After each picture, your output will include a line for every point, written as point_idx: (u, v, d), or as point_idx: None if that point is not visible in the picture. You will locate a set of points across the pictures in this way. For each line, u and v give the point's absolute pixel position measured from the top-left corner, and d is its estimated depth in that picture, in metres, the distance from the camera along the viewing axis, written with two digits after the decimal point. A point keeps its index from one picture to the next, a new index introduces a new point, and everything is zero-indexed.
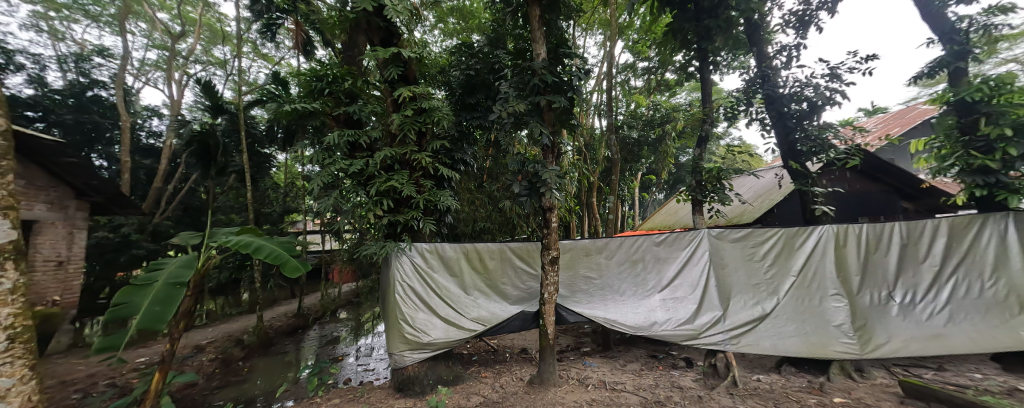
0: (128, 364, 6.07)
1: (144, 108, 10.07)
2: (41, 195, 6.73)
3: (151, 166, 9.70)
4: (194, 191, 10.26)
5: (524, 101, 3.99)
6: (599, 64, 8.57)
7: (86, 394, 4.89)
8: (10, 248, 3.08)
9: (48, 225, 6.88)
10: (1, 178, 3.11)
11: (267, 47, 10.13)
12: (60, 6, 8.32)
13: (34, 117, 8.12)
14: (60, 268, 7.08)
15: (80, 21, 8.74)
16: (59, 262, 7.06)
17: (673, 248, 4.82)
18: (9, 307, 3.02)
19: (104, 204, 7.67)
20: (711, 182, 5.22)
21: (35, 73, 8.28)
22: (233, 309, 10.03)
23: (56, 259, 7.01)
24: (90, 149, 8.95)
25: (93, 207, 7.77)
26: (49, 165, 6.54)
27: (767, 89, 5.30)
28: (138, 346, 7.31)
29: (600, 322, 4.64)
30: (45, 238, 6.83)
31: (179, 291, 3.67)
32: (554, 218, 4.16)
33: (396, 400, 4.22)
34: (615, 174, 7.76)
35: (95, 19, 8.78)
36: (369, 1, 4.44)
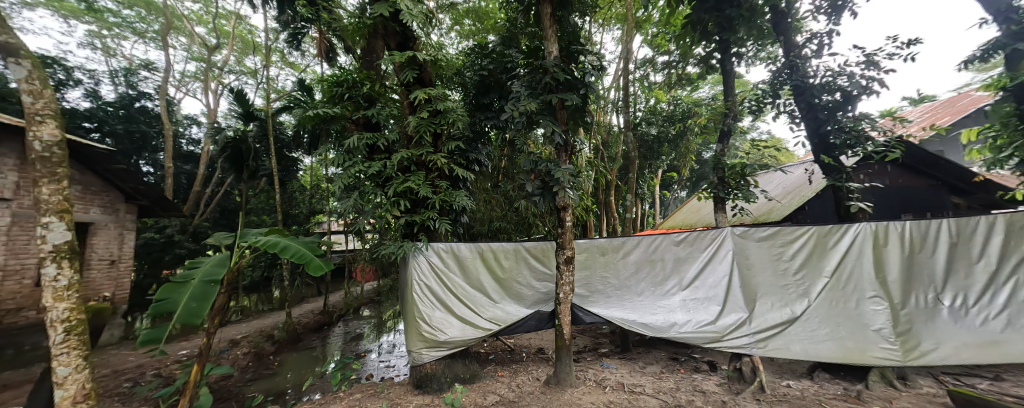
0: (170, 357, 6.48)
1: (184, 116, 10.80)
2: (95, 199, 7.28)
3: (191, 171, 10.36)
4: (229, 194, 10.86)
5: (536, 100, 4.01)
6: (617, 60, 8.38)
7: (135, 383, 5.27)
8: (66, 248, 3.38)
9: (102, 227, 7.46)
10: (56, 184, 3.42)
11: (293, 55, 10.60)
12: (112, 25, 9.02)
13: (89, 128, 8.79)
14: (113, 266, 7.66)
15: (128, 37, 9.41)
16: (112, 261, 7.63)
17: (694, 248, 4.69)
18: (66, 303, 3.32)
19: (150, 207, 8.25)
20: (734, 179, 5.03)
21: (91, 87, 9.00)
22: (265, 306, 10.55)
23: (110, 258, 7.59)
24: (138, 157, 9.70)
25: (140, 209, 8.34)
26: (103, 170, 7.08)
27: (796, 80, 5.04)
28: (180, 340, 7.81)
29: (617, 323, 4.56)
30: (100, 238, 7.40)
31: (214, 288, 3.90)
32: (569, 217, 4.13)
33: (414, 396, 4.30)
34: (634, 173, 7.55)
35: (141, 35, 9.45)
36: (385, 6, 4.55)
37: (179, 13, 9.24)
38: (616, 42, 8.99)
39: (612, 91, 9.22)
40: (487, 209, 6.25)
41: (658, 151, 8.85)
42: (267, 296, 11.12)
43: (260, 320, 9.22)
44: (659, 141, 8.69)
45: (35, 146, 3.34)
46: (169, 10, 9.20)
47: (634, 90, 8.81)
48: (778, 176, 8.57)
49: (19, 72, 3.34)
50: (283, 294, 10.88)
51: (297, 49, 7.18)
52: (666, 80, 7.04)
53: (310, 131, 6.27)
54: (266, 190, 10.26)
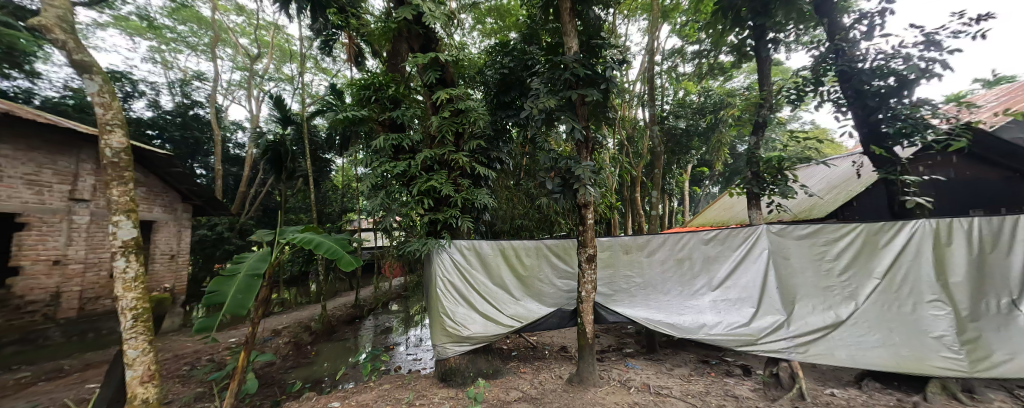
0: (222, 344, 7.04)
1: (231, 122, 11.72)
2: (157, 199, 8.02)
3: (237, 173, 11.20)
4: (270, 194, 11.69)
5: (556, 97, 4.01)
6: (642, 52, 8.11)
7: (192, 366, 5.80)
8: (132, 243, 3.76)
9: (163, 224, 8.20)
10: (124, 186, 3.81)
11: (326, 62, 11.16)
12: (169, 40, 9.86)
13: (152, 134, 9.72)
14: (173, 260, 8.42)
15: (183, 51, 10.26)
16: (172, 256, 8.39)
17: (725, 247, 4.49)
18: (134, 293, 3.70)
19: (203, 206, 8.99)
20: (771, 173, 4.77)
21: (153, 98, 9.91)
22: (303, 299, 11.22)
23: (170, 253, 8.34)
24: (193, 160, 10.63)
25: (195, 208, 9.09)
26: (163, 173, 7.79)
27: (843, 65, 4.65)
28: (230, 328, 8.47)
29: (643, 323, 4.45)
30: (161, 235, 8.15)
31: (258, 281, 4.20)
32: (591, 214, 4.07)
33: (439, 389, 4.43)
34: (660, 168, 7.31)
35: (194, 49, 10.33)
36: (409, 9, 4.67)
37: (226, 26, 9.97)
38: (642, 33, 8.70)
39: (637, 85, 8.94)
40: (509, 206, 6.27)
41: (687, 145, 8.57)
42: (305, 290, 11.79)
43: (299, 312, 9.83)
44: (688, 134, 8.39)
45: (106, 153, 3.74)
46: (217, 24, 9.96)
47: (661, 82, 8.52)
48: (820, 169, 7.98)
49: (92, 87, 3.75)
50: (319, 288, 11.53)
51: (328, 54, 7.51)
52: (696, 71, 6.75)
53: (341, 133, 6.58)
54: (303, 190, 10.89)
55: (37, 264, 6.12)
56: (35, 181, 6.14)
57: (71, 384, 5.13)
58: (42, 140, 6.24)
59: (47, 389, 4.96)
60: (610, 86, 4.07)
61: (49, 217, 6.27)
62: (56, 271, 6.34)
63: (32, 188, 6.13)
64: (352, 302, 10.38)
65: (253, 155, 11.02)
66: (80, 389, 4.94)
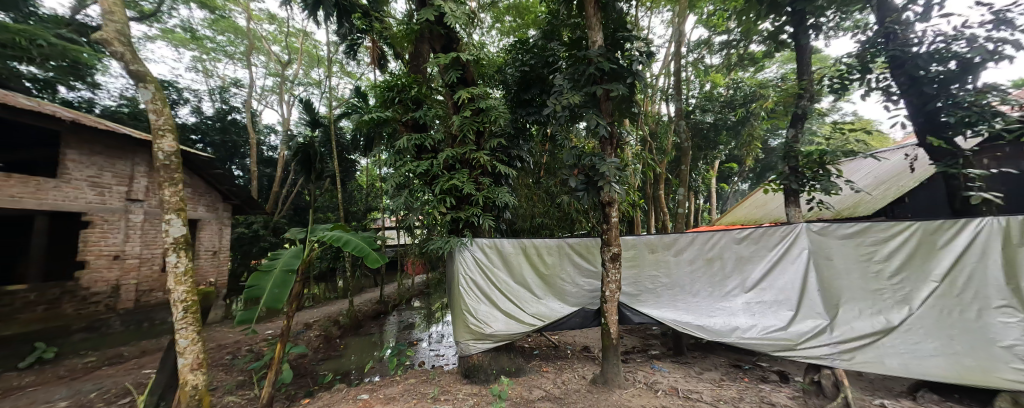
0: (260, 336, 7.47)
1: (265, 126, 12.39)
2: (202, 199, 8.59)
3: (271, 174, 11.84)
4: (301, 194, 12.26)
5: (580, 93, 3.96)
6: (666, 43, 7.80)
7: (234, 356, 6.18)
8: (182, 240, 4.04)
9: (207, 223, 8.78)
10: (174, 187, 4.10)
11: (351, 65, 11.57)
12: (210, 50, 10.51)
13: (196, 139, 10.43)
14: (217, 256, 9.00)
15: (222, 60, 10.90)
16: (215, 252, 8.97)
17: (759, 247, 4.28)
18: (184, 286, 3.98)
19: (242, 206, 9.54)
20: (810, 168, 4.49)
21: (196, 104, 10.62)
22: (331, 294, 11.71)
23: (214, 249, 8.93)
24: (231, 163, 11.30)
25: (235, 207, 9.67)
26: (206, 174, 8.32)
27: (894, 49, 4.29)
28: (267, 321, 8.97)
29: (669, 325, 4.29)
30: (205, 233, 8.73)
31: (292, 276, 4.42)
32: (615, 212, 3.99)
33: (463, 385, 4.49)
34: (687, 165, 7.02)
35: (232, 57, 10.95)
36: (431, 11, 4.75)
37: (260, 35, 10.51)
38: (665, 25, 8.38)
39: (661, 79, 8.63)
40: (529, 205, 6.20)
41: (715, 140, 8.74)
42: (333, 285, 12.29)
43: (328, 306, 10.26)
44: (715, 128, 8.59)
45: (159, 156, 4.04)
46: (252, 33, 10.51)
47: (686, 75, 8.23)
48: (865, 163, 7.42)
49: (146, 95, 4.05)
50: (346, 284, 12.00)
51: (353, 58, 7.75)
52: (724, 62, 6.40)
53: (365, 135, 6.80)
54: (330, 190, 11.35)
55: (101, 259, 6.68)
56: (98, 183, 6.72)
57: (130, 369, 5.59)
58: (103, 146, 6.81)
59: (109, 373, 5.42)
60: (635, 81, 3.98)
61: (110, 216, 6.83)
62: (117, 266, 6.91)
63: (96, 190, 6.69)
64: (377, 298, 10.73)
65: (286, 157, 11.59)
66: (138, 374, 5.39)
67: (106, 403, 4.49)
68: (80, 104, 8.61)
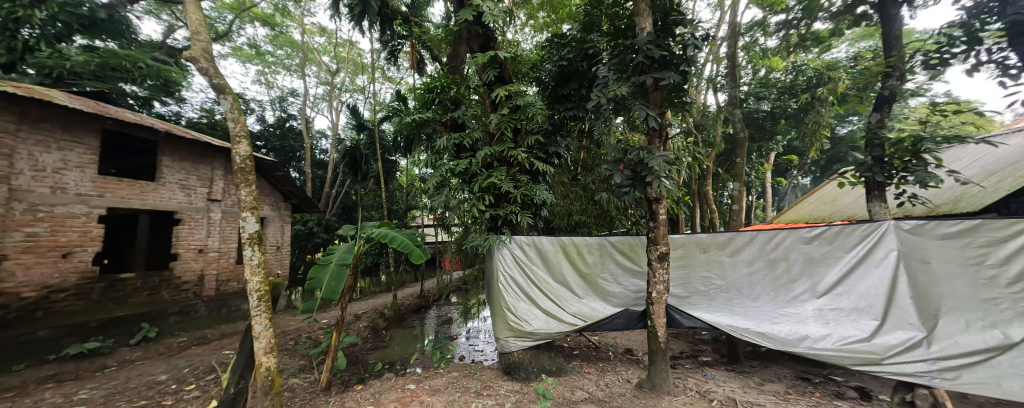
0: (316, 324, 8.11)
1: (317, 131, 13.46)
2: (268, 199, 9.47)
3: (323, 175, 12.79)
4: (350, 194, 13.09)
5: (627, 83, 3.77)
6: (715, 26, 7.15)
7: (295, 342, 6.77)
8: (255, 236, 4.45)
9: (273, 220, 9.67)
10: (249, 187, 4.50)
11: (391, 71, 12.10)
12: (271, 64, 11.56)
13: (260, 145, 11.60)
14: (280, 250, 9.89)
15: (280, 73, 11.98)
16: (279, 247, 9.86)
17: (832, 248, 3.80)
18: (258, 277, 4.38)
19: (300, 205, 10.38)
20: (901, 157, 3.92)
21: (260, 114, 11.76)
22: (376, 288, 12.40)
23: (278, 244, 9.83)
24: (290, 166, 12.35)
25: (295, 206, 10.55)
26: (269, 177, 9.15)
27: (1012, 15, 3.69)
28: (324, 311, 9.72)
29: (725, 330, 3.96)
30: (272, 229, 9.63)
31: (346, 270, 4.72)
32: (663, 209, 3.80)
33: (504, 382, 4.51)
34: (741, 158, 6.45)
35: (289, 69, 11.96)
36: (470, 11, 4.78)
37: (312, 47, 11.35)
38: (711, 6, 7.70)
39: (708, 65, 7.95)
40: (566, 202, 6.00)
41: (772, 129, 8.18)
42: (376, 280, 13.00)
43: (373, 299, 10.87)
44: (772, 117, 8.07)
45: (236, 160, 4.49)
46: (306, 45, 11.34)
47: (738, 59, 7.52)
48: (968, 150, 6.33)
49: (225, 105, 4.51)
50: (390, 279, 12.65)
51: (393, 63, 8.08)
52: (781, 44, 5.80)
53: (405, 136, 7.10)
54: (375, 190, 12.00)
55: (189, 252, 7.62)
56: (187, 186, 7.65)
57: (213, 350, 6.34)
58: (191, 153, 7.74)
59: (197, 352, 6.20)
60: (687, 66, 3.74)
61: (195, 214, 7.77)
62: (202, 258, 7.85)
63: (184, 192, 7.61)
64: (418, 292, 11.20)
65: (335, 159, 12.47)
66: (218, 355, 6.09)
67: (196, 378, 5.15)
68: (171, 116, 9.83)
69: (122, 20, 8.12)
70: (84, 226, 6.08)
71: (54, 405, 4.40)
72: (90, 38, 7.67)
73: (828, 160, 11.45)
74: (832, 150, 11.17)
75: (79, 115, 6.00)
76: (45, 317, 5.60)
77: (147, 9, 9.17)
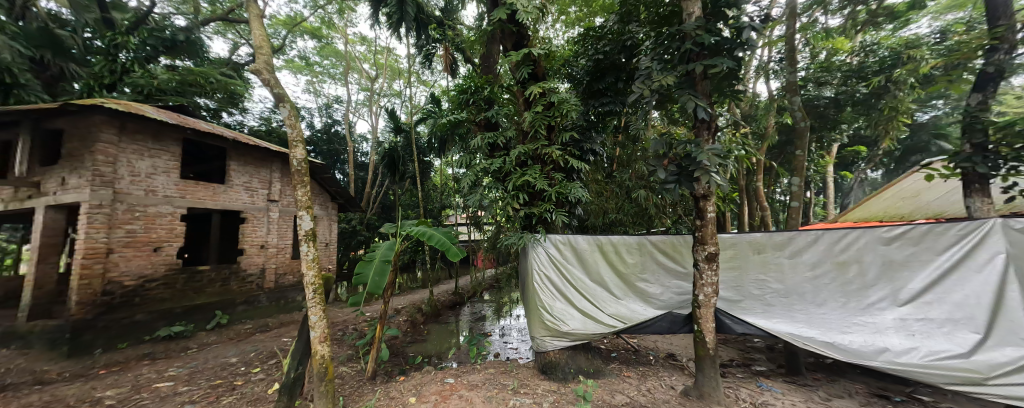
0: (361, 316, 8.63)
1: (359, 136, 14.35)
2: (319, 199, 10.18)
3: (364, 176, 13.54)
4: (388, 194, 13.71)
5: (674, 73, 3.58)
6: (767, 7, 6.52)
7: (342, 332, 7.24)
8: (310, 233, 4.57)
9: (323, 219, 10.37)
10: (304, 188, 4.63)
11: (425, 74, 12.50)
12: (319, 73, 12.39)
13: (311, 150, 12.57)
14: (330, 247, 10.61)
15: (326, 81, 12.84)
16: (328, 243, 10.57)
17: (920, 249, 3.51)
18: (313, 271, 4.47)
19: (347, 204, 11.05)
20: (1009, 143, 3.44)
21: (310, 120, 12.71)
22: (414, 284, 12.92)
23: (328, 241, 10.54)
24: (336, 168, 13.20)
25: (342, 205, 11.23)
26: (319, 179, 9.83)
27: None
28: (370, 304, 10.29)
29: (789, 339, 3.69)
30: (323, 227, 10.35)
31: (389, 266, 4.98)
32: (712, 206, 3.60)
33: (541, 381, 4.49)
34: (801, 149, 5.86)
35: (334, 77, 12.77)
36: (504, 9, 4.79)
37: (354, 56, 12.02)
38: None
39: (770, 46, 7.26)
40: (600, 201, 5.78)
41: (835, 117, 7.44)
42: (413, 276, 13.51)
43: (411, 295, 11.32)
44: (836, 104, 7.30)
45: (294, 163, 4.63)
46: (348, 54, 12.00)
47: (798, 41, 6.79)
48: None
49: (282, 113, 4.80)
50: (426, 275, 13.11)
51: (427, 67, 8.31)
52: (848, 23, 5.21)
53: (440, 137, 7.31)
54: (411, 189, 12.47)
55: (253, 247, 8.39)
56: (250, 188, 8.45)
57: (275, 337, 6.98)
58: (254, 158, 8.54)
59: (261, 339, 6.86)
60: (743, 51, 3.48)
61: (258, 213, 8.55)
62: (263, 253, 8.63)
63: (248, 193, 8.39)
64: (452, 289, 11.50)
65: (375, 161, 13.13)
66: (278, 341, 6.69)
67: (261, 362, 5.71)
68: (236, 125, 10.78)
69: (197, 41, 9.38)
70: (170, 223, 6.93)
71: (150, 379, 5.10)
72: (172, 58, 8.85)
73: (905, 150, 10.56)
74: (909, 140, 10.47)
75: (165, 127, 6.82)
76: (142, 303, 6.47)
77: (216, 29, 10.35)
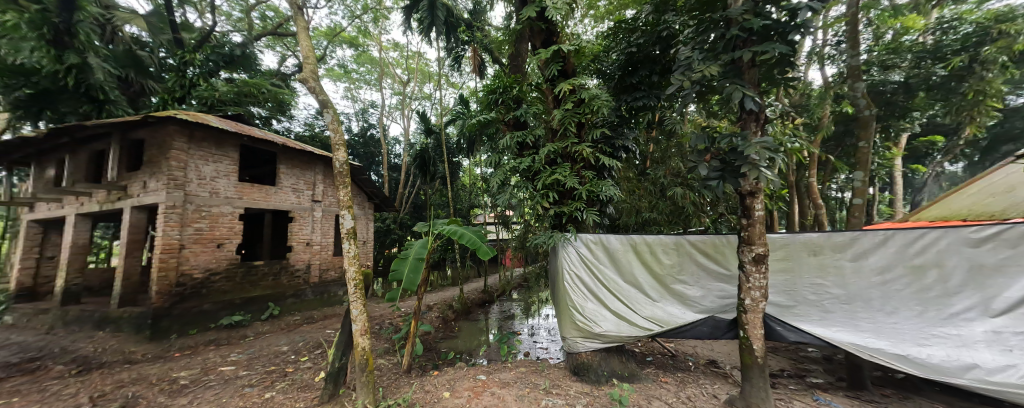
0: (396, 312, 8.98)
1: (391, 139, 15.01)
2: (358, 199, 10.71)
3: (398, 177, 14.08)
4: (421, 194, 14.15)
5: (719, 63, 3.39)
6: None
7: (379, 326, 7.59)
8: (351, 231, 4.68)
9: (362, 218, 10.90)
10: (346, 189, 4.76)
11: (454, 76, 12.75)
12: (355, 80, 13.06)
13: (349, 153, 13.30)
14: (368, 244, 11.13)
15: (362, 87, 13.49)
16: (366, 241, 11.10)
17: (1019, 252, 3.16)
18: (355, 267, 4.55)
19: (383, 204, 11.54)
20: None
21: (348, 125, 13.45)
22: (444, 281, 13.25)
23: (366, 239, 11.07)
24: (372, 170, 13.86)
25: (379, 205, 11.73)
26: (356, 180, 10.33)
27: None
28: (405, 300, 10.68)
29: (854, 350, 3.45)
30: (363, 226, 10.89)
31: (422, 263, 5.13)
32: (761, 203, 3.38)
33: (572, 382, 4.42)
34: (865, 140, 5.32)
35: (369, 83, 13.40)
36: (533, 8, 4.75)
37: (387, 61, 12.54)
38: None
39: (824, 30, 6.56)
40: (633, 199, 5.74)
41: (905, 105, 6.64)
42: (444, 274, 13.84)
43: (443, 292, 11.62)
44: (906, 89, 6.52)
45: (337, 165, 4.80)
46: (381, 60, 12.53)
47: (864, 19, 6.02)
48: None
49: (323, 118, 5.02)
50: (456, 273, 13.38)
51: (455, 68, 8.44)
52: None
53: (468, 136, 7.41)
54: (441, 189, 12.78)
55: (299, 244, 9.00)
56: (297, 189, 9.06)
57: (319, 328, 7.46)
58: (299, 161, 9.15)
59: (308, 329, 7.37)
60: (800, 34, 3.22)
61: (303, 213, 9.14)
62: (309, 250, 9.23)
63: (295, 194, 9.01)
64: (481, 287, 11.66)
65: (407, 162, 13.63)
66: (321, 332, 7.15)
67: (309, 351, 6.13)
68: (284, 131, 11.56)
69: (250, 56, 10.30)
70: (230, 222, 7.61)
71: (215, 363, 5.66)
72: (229, 71, 9.80)
73: (993, 140, 9.27)
74: (999, 127, 9.11)
75: (225, 134, 7.49)
76: (208, 294, 7.17)
77: (267, 43, 11.23)
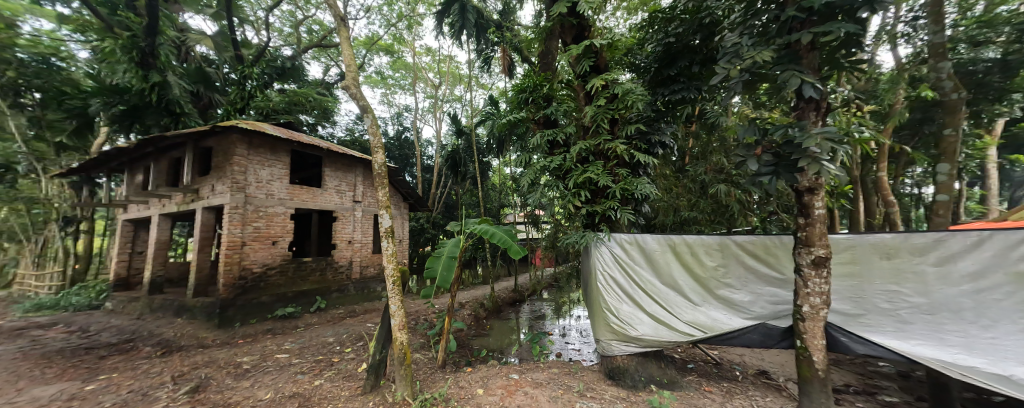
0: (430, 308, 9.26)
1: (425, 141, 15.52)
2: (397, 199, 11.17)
3: (430, 178, 14.53)
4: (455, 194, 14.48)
5: (771, 48, 3.15)
6: None
7: (415, 322, 7.86)
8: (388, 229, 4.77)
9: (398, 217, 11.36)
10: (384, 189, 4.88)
11: (484, 77, 12.93)
12: (391, 85, 13.64)
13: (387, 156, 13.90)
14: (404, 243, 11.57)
15: (398, 92, 14.06)
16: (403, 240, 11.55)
17: None
18: (392, 264, 4.64)
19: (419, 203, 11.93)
20: None
21: (385, 129, 14.06)
22: (475, 280, 13.47)
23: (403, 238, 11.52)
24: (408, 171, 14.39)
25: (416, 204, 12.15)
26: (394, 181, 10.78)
27: None
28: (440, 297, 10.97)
29: (937, 366, 3.06)
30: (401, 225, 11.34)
31: (455, 261, 5.22)
32: (822, 201, 3.07)
33: (607, 386, 4.25)
34: (951, 128, 4.79)
35: (404, 88, 13.94)
36: (564, 3, 4.65)
37: (420, 66, 12.98)
38: None
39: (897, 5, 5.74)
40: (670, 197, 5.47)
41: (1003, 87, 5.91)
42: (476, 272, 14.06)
43: (476, 290, 11.82)
44: None
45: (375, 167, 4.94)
46: (414, 65, 12.99)
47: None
48: None
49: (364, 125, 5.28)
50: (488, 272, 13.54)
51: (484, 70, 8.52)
52: None
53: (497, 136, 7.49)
54: (473, 189, 13.00)
55: (342, 242, 9.54)
56: (340, 191, 9.63)
57: (361, 321, 7.87)
58: (342, 164, 9.71)
59: (352, 322, 7.82)
60: (871, 9, 2.90)
61: (346, 212, 9.68)
62: (351, 247, 9.75)
63: (340, 195, 9.58)
64: (512, 287, 11.71)
65: (438, 163, 14.04)
66: (363, 326, 7.55)
67: (352, 343, 6.48)
68: (328, 137, 12.33)
69: (299, 68, 11.14)
70: (283, 221, 8.25)
71: (272, 350, 6.15)
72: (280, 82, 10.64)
73: None
74: None
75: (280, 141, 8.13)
76: (265, 287, 7.81)
77: (313, 55, 12.02)
